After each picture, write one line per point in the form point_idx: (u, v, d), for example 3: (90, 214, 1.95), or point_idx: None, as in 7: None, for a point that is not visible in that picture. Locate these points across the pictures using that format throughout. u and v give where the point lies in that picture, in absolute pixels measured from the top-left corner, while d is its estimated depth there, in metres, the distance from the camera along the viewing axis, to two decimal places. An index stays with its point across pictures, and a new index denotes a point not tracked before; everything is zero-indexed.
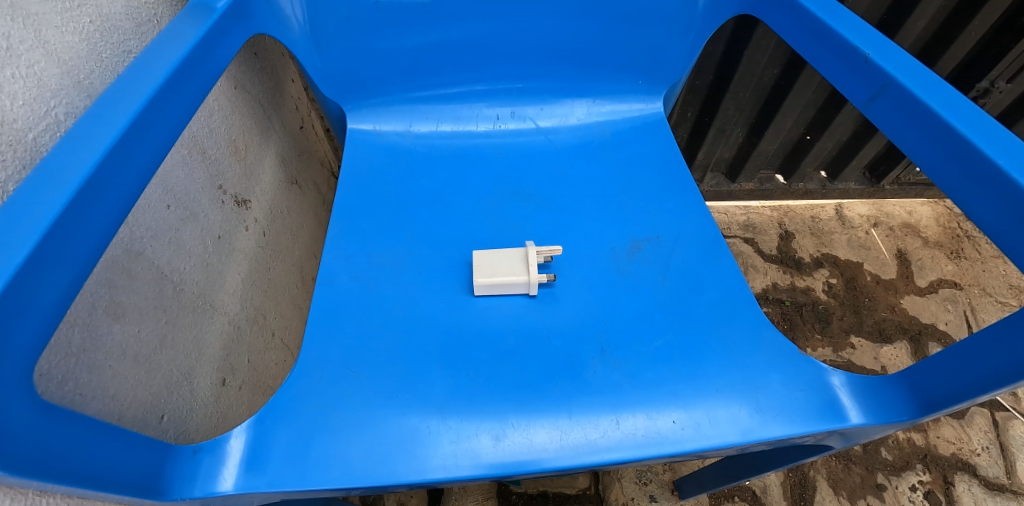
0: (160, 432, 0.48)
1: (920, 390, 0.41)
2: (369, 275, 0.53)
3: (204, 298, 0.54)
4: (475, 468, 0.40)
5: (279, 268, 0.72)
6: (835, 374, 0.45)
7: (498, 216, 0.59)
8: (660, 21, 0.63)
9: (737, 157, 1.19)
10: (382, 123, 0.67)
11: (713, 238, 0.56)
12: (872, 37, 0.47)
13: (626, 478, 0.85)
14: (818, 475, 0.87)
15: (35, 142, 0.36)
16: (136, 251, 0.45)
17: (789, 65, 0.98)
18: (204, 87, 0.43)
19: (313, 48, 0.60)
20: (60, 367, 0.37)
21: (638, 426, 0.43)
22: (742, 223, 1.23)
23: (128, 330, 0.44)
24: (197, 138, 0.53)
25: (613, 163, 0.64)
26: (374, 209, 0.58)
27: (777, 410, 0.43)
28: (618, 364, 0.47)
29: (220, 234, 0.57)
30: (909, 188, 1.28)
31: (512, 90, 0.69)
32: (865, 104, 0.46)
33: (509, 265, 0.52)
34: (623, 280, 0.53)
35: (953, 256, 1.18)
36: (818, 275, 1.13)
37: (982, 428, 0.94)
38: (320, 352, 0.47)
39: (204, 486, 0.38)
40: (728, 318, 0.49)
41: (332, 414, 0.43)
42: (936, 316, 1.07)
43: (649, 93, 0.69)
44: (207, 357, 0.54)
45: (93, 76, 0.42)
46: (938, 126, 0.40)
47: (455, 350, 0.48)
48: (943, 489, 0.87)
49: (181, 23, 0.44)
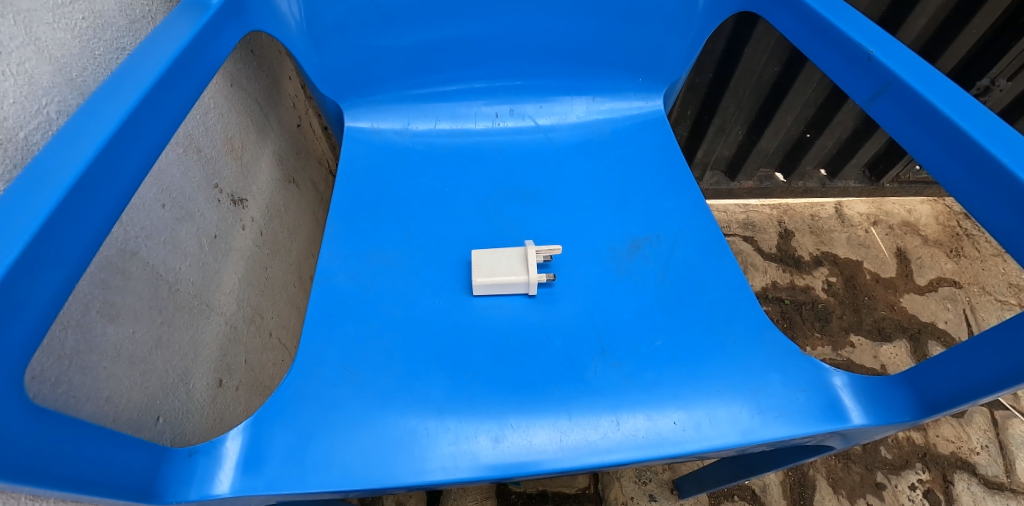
0: (155, 433, 0.47)
1: (922, 390, 0.40)
2: (366, 275, 0.52)
3: (200, 297, 0.54)
4: (474, 470, 0.40)
5: (276, 267, 0.71)
6: (836, 374, 0.44)
7: (497, 215, 0.59)
8: (660, 18, 0.62)
9: (737, 155, 1.19)
10: (380, 121, 0.66)
11: (714, 237, 0.55)
12: (874, 34, 0.47)
13: (625, 478, 0.85)
14: (817, 474, 0.87)
15: (26, 141, 0.36)
16: (130, 251, 0.44)
17: (790, 63, 0.98)
18: (198, 85, 0.42)
19: (310, 45, 0.59)
20: (53, 369, 0.36)
21: (639, 427, 0.42)
22: (742, 221, 1.23)
23: (123, 331, 0.43)
24: (192, 137, 0.52)
25: (613, 162, 0.63)
26: (372, 208, 0.58)
27: (778, 411, 0.43)
28: (618, 364, 0.46)
29: (216, 233, 0.57)
30: (909, 186, 1.28)
31: (511, 87, 0.68)
32: (868, 102, 0.46)
33: (508, 264, 0.52)
34: (623, 280, 0.53)
35: (953, 255, 1.18)
36: (818, 273, 1.12)
37: (982, 427, 0.93)
38: (317, 353, 0.46)
39: (201, 489, 0.37)
40: (729, 318, 0.49)
41: (330, 415, 0.43)
42: (935, 315, 1.07)
43: (649, 90, 0.68)
44: (203, 357, 0.54)
45: (86, 74, 0.41)
46: (941, 125, 0.40)
47: (453, 350, 0.47)
48: (942, 487, 0.87)
49: (176, 20, 0.44)
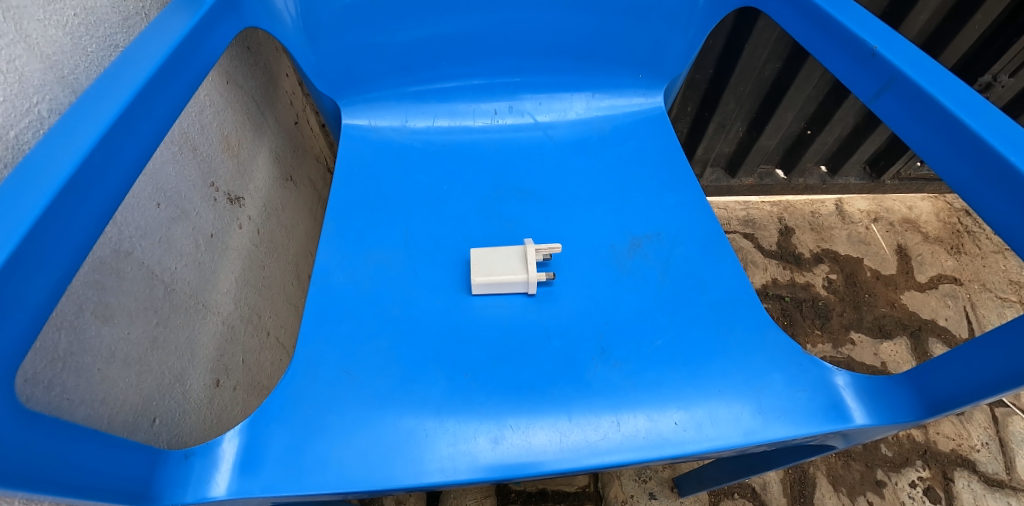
0: (152, 435, 0.47)
1: (925, 390, 0.40)
2: (364, 274, 0.52)
3: (197, 297, 0.53)
4: (473, 471, 0.40)
5: (274, 266, 0.71)
6: (838, 373, 0.44)
7: (496, 213, 0.58)
8: (660, 14, 0.62)
9: (737, 152, 1.19)
10: (377, 119, 0.66)
11: (715, 236, 0.55)
12: (878, 30, 0.46)
13: (625, 476, 0.85)
14: (818, 472, 0.87)
15: (17, 140, 0.35)
16: (124, 251, 0.44)
17: (791, 59, 0.97)
18: (192, 83, 0.42)
19: (306, 41, 0.58)
20: (46, 372, 0.36)
21: (639, 427, 0.42)
22: (742, 218, 1.22)
23: (118, 332, 0.43)
24: (187, 135, 0.52)
25: (612, 159, 0.63)
26: (369, 206, 0.57)
27: (780, 411, 0.42)
28: (618, 364, 0.46)
29: (213, 232, 0.56)
30: (910, 183, 1.27)
31: (510, 84, 0.68)
32: (871, 98, 0.45)
33: (507, 263, 0.51)
34: (623, 278, 0.52)
35: (953, 252, 1.17)
36: (818, 270, 1.12)
37: (982, 424, 0.93)
38: (314, 353, 0.46)
39: (197, 491, 0.37)
40: (730, 317, 0.49)
41: (327, 416, 0.42)
42: (936, 312, 1.07)
43: (649, 87, 0.68)
44: (200, 357, 0.53)
45: (78, 71, 0.41)
46: (946, 122, 0.39)
47: (452, 350, 0.47)
48: (942, 485, 0.87)
49: (169, 16, 0.43)
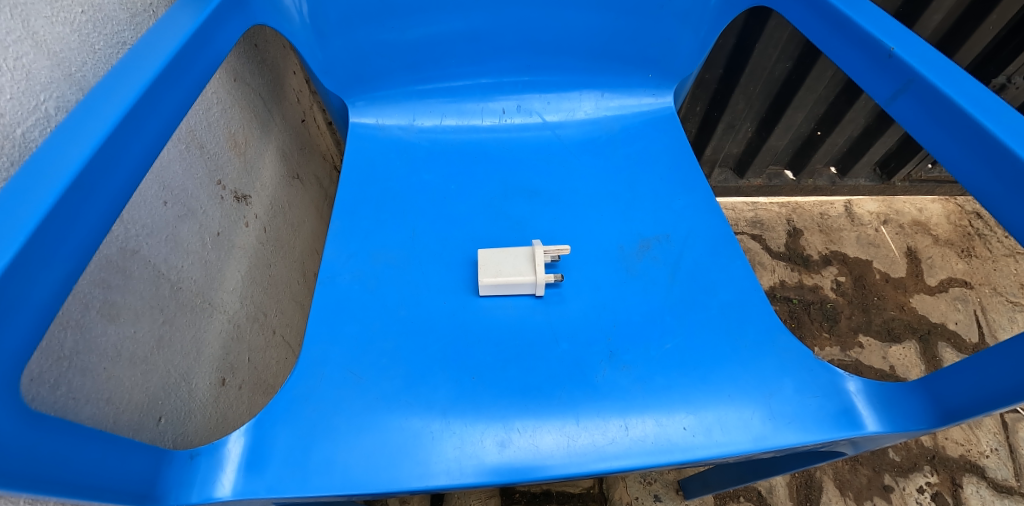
0: (157, 434, 0.47)
1: (939, 398, 0.39)
2: (371, 273, 0.51)
3: (202, 296, 0.53)
4: (479, 475, 0.39)
5: (280, 263, 0.71)
6: (850, 379, 0.43)
7: (503, 214, 0.58)
8: (672, 13, 0.61)
9: (746, 153, 1.18)
10: (385, 117, 0.65)
11: (724, 238, 0.54)
12: (895, 30, 0.45)
13: (629, 478, 0.84)
14: (824, 476, 0.86)
15: (24, 138, 0.35)
16: (130, 249, 0.43)
17: (802, 59, 0.96)
18: (198, 82, 0.41)
19: (313, 38, 0.58)
20: (52, 371, 0.36)
21: (647, 431, 0.42)
22: (749, 220, 1.21)
23: (124, 331, 0.42)
24: (194, 132, 0.52)
25: (622, 160, 0.62)
26: (376, 206, 0.57)
27: (791, 417, 0.42)
28: (626, 368, 0.45)
29: (219, 230, 0.56)
30: (920, 185, 1.26)
31: (518, 83, 0.67)
32: (887, 100, 0.45)
33: (515, 264, 0.51)
34: (632, 280, 0.52)
35: (963, 254, 1.16)
36: (826, 272, 1.11)
37: (991, 430, 0.92)
38: (320, 353, 0.45)
39: (202, 492, 0.37)
40: (740, 321, 0.48)
41: (334, 418, 0.42)
42: (946, 316, 1.05)
43: (659, 87, 0.67)
44: (206, 356, 0.53)
45: (85, 69, 0.40)
46: (964, 124, 0.38)
47: (457, 354, 0.46)
48: (950, 491, 0.86)
49: (177, 13, 0.43)
